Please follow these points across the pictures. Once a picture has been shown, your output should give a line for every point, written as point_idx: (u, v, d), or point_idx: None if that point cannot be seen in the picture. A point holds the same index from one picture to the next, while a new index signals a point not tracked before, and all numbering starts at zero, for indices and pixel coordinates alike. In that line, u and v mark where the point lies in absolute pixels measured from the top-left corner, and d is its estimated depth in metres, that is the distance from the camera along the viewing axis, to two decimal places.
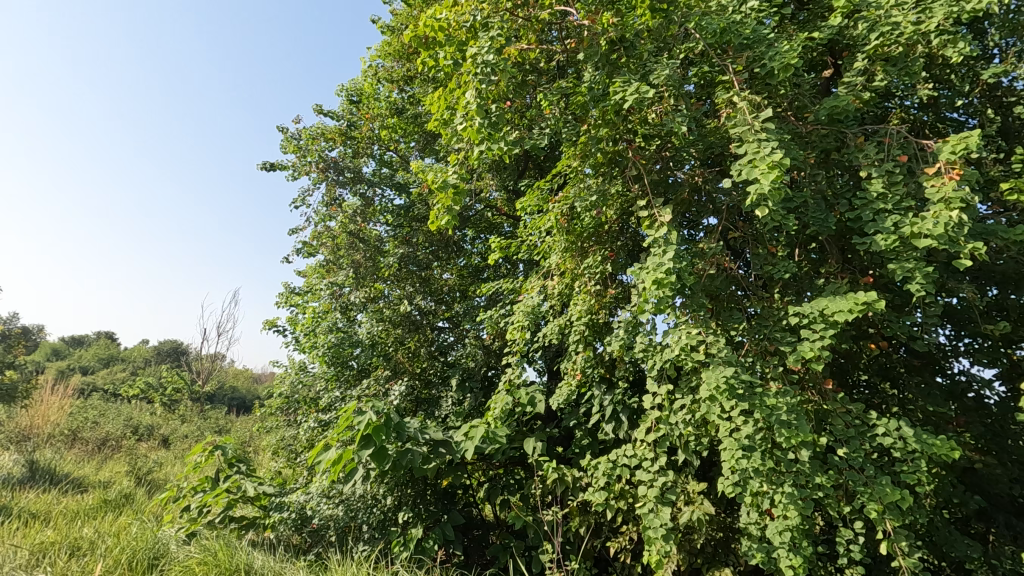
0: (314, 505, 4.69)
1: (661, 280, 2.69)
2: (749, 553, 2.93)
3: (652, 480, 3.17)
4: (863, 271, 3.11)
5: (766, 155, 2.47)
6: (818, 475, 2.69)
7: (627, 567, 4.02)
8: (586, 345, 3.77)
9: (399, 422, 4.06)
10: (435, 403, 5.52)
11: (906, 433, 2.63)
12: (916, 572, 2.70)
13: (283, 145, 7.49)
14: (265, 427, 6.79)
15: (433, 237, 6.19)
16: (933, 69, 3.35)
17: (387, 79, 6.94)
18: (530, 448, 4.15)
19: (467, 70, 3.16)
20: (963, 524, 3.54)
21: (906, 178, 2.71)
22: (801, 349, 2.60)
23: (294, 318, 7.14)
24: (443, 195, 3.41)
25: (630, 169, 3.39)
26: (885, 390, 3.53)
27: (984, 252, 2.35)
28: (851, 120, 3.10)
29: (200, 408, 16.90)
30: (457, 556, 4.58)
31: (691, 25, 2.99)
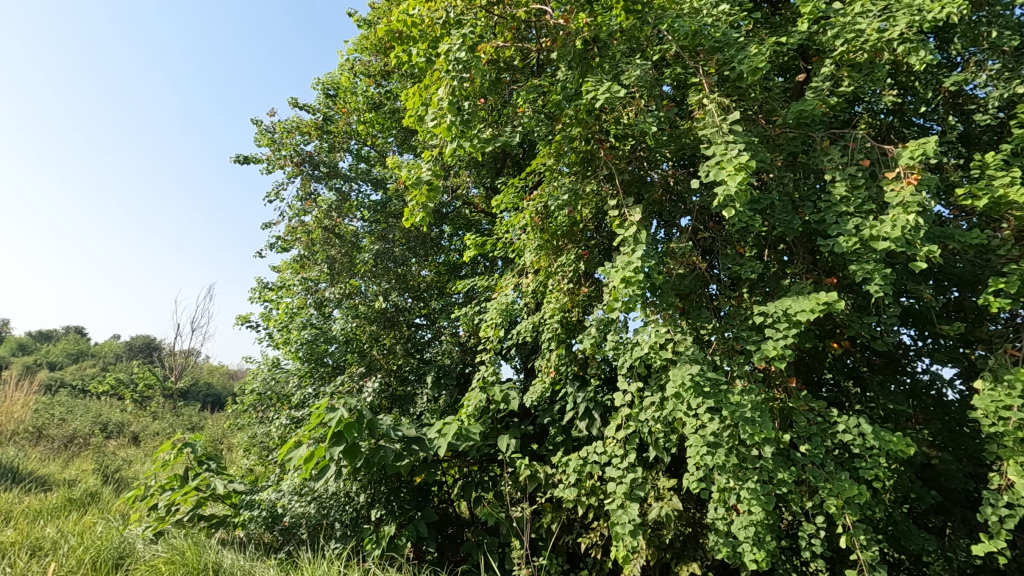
0: (285, 502, 4.64)
1: (630, 278, 2.73)
2: (714, 547, 2.98)
3: (621, 477, 3.21)
4: (828, 272, 3.19)
5: (733, 157, 2.52)
6: (781, 471, 2.76)
7: (598, 562, 4.06)
8: (559, 342, 3.80)
9: (372, 418, 4.04)
10: (410, 400, 5.49)
11: (865, 430, 2.70)
12: (874, 565, 2.78)
13: (257, 138, 7.38)
14: (237, 424, 6.69)
15: (410, 233, 6.13)
16: (899, 77, 3.52)
17: (364, 74, 6.87)
18: (504, 445, 4.16)
19: (440, 66, 3.16)
20: (921, 519, 3.65)
21: (868, 181, 2.79)
22: (765, 348, 2.66)
23: (267, 314, 7.04)
24: (417, 191, 3.40)
25: (602, 168, 3.43)
26: (849, 389, 3.62)
27: (939, 254, 2.44)
28: (818, 124, 3.18)
29: (173, 405, 16.54)
30: (429, 553, 4.57)
31: (663, 27, 3.02)
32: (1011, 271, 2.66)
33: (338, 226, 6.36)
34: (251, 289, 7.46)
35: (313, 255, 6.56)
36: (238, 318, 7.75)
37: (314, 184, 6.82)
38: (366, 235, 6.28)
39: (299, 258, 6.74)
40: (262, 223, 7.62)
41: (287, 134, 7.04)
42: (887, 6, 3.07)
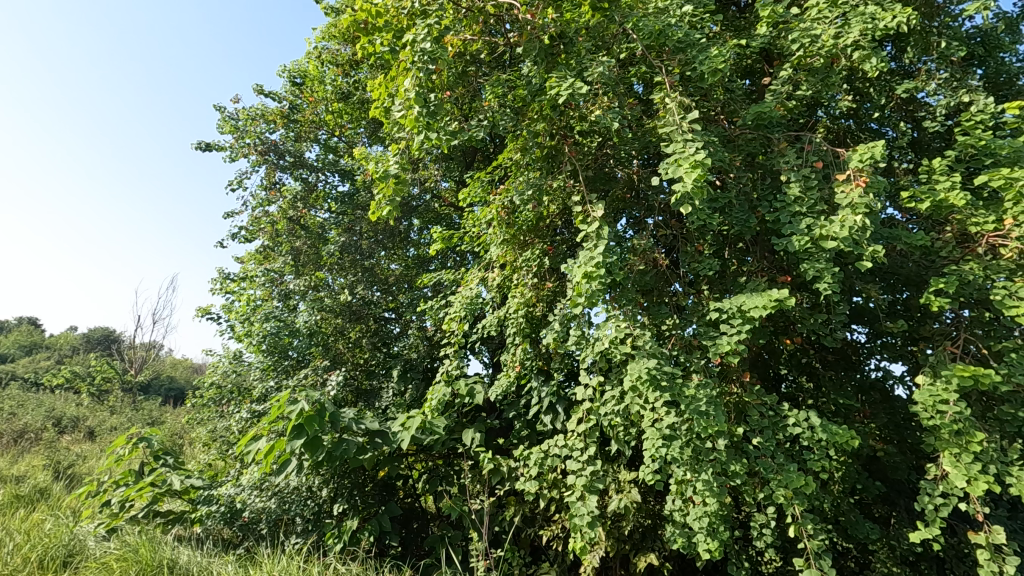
0: (245, 497, 4.55)
1: (592, 273, 2.76)
2: (670, 538, 3.04)
3: (581, 469, 3.24)
4: (783, 270, 3.29)
5: (691, 155, 2.57)
6: (733, 463, 2.84)
7: (559, 554, 4.10)
8: (524, 337, 3.82)
9: (334, 412, 3.99)
10: (376, 394, 5.44)
11: (814, 423, 2.80)
12: (820, 553, 2.89)
13: (219, 125, 7.20)
14: (196, 418, 6.52)
15: (378, 226, 6.12)
16: (854, 83, 3.68)
17: (331, 63, 6.58)
18: (468, 439, 4.17)
19: (405, 58, 3.10)
20: (868, 509, 3.77)
21: (820, 183, 2.88)
22: (719, 343, 2.73)
23: (229, 306, 6.87)
24: (383, 184, 3.33)
25: (567, 164, 3.47)
26: (803, 384, 3.73)
27: (883, 254, 2.55)
28: (776, 126, 3.26)
29: (132, 399, 16.04)
30: (393, 547, 4.54)
31: (628, 25, 3.06)
32: (950, 272, 2.79)
33: (304, 217, 6.49)
34: (212, 280, 7.29)
35: (277, 244, 6.60)
36: (199, 310, 7.56)
37: (279, 173, 6.75)
38: (332, 226, 6.30)
39: (262, 248, 6.74)
40: (224, 213, 7.45)
41: (251, 122, 6.93)
42: (843, 13, 3.16)
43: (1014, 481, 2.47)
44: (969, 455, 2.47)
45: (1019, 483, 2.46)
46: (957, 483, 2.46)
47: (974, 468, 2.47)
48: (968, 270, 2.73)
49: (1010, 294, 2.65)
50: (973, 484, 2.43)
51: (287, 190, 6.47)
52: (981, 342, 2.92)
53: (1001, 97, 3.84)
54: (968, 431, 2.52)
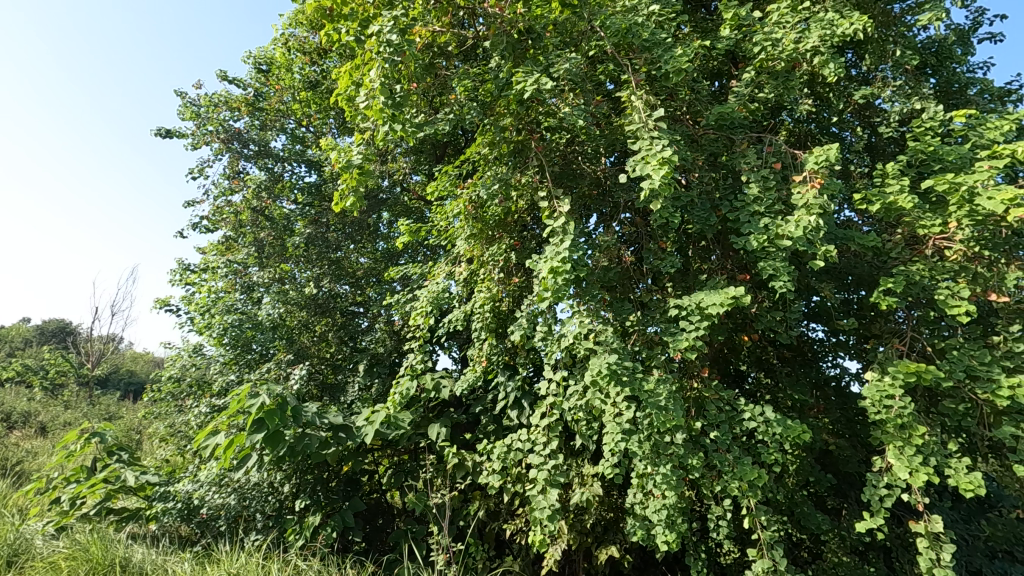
0: (203, 494, 4.43)
1: (555, 269, 2.77)
2: (630, 530, 3.09)
3: (544, 463, 3.26)
4: (742, 269, 3.37)
5: (657, 153, 2.59)
6: (691, 456, 2.90)
7: (523, 548, 4.11)
8: (490, 332, 3.81)
9: (297, 406, 3.91)
10: (341, 389, 5.35)
11: (768, 417, 2.88)
12: (772, 544, 2.98)
13: (181, 111, 6.99)
14: (154, 413, 6.32)
15: (346, 219, 6.05)
16: (815, 88, 3.78)
17: (298, 51, 6.37)
18: (434, 434, 4.14)
19: (371, 47, 3.04)
20: (821, 501, 3.90)
21: (778, 183, 2.96)
22: (678, 339, 2.78)
23: (190, 298, 6.68)
24: (346, 174, 3.27)
25: (533, 160, 3.49)
26: (760, 379, 3.83)
27: (836, 254, 2.64)
28: (739, 127, 3.34)
29: (88, 394, 15.45)
30: (356, 543, 4.48)
31: (596, 23, 3.08)
32: (898, 272, 2.90)
33: (269, 208, 6.38)
34: (172, 271, 7.08)
35: (241, 235, 6.55)
36: (157, 301, 7.35)
37: (243, 162, 6.63)
38: (299, 218, 6.28)
39: (225, 239, 6.68)
40: (185, 202, 7.25)
41: (214, 109, 6.77)
42: (803, 18, 3.24)
43: (952, 473, 2.59)
44: (911, 447, 2.58)
45: (957, 475, 2.58)
46: (899, 475, 2.57)
47: (916, 460, 2.58)
48: (915, 271, 2.84)
49: (953, 295, 2.77)
50: (915, 476, 2.54)
51: (251, 179, 6.35)
52: (926, 340, 3.04)
53: (951, 104, 3.92)
54: (912, 425, 2.63)
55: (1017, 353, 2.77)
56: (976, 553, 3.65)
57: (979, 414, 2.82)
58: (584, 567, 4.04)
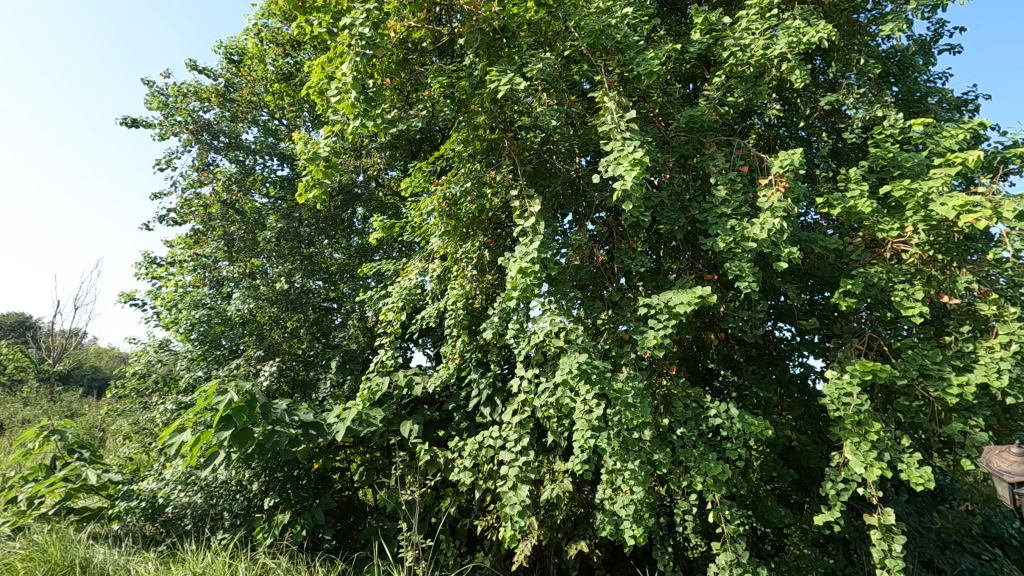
0: (167, 492, 4.33)
1: (526, 267, 2.79)
2: (600, 525, 3.14)
3: (514, 460, 3.28)
4: (711, 269, 3.44)
5: (627, 154, 2.63)
6: (658, 452, 2.95)
7: (494, 544, 4.13)
8: (462, 329, 3.81)
9: (266, 402, 3.85)
10: (312, 386, 5.27)
11: (733, 414, 2.96)
12: (735, 537, 3.06)
13: (147, 100, 6.81)
14: (117, 409, 6.14)
15: (319, 214, 5.98)
16: (783, 93, 3.88)
17: (271, 42, 6.25)
18: (406, 431, 4.12)
19: (343, 41, 3.00)
20: (784, 495, 4.00)
21: (745, 186, 3.03)
22: (646, 337, 2.83)
23: (156, 292, 6.51)
24: (315, 168, 3.21)
25: (506, 158, 3.51)
26: (727, 377, 3.92)
27: (798, 256, 2.72)
28: (708, 130, 3.41)
29: (48, 390, 14.97)
30: (326, 541, 4.44)
31: (570, 23, 3.11)
32: (858, 274, 3.00)
33: (239, 201, 6.28)
34: (138, 264, 6.89)
35: (210, 229, 6.42)
36: (122, 295, 7.16)
37: (213, 155, 6.50)
38: (271, 212, 6.19)
39: (193, 232, 6.54)
40: (152, 193, 7.06)
41: (182, 99, 6.63)
42: (771, 26, 3.33)
43: (905, 467, 2.70)
44: (867, 443, 2.68)
45: (909, 469, 2.69)
46: (855, 470, 2.67)
47: (871, 455, 2.68)
48: (873, 273, 2.95)
49: (908, 297, 2.88)
50: (870, 470, 2.65)
51: (221, 172, 6.23)
52: (883, 340, 3.16)
53: (912, 113, 4.08)
54: (868, 422, 2.73)
55: (966, 353, 2.90)
56: (929, 544, 3.81)
57: (931, 411, 2.94)
58: (554, 562, 4.09)
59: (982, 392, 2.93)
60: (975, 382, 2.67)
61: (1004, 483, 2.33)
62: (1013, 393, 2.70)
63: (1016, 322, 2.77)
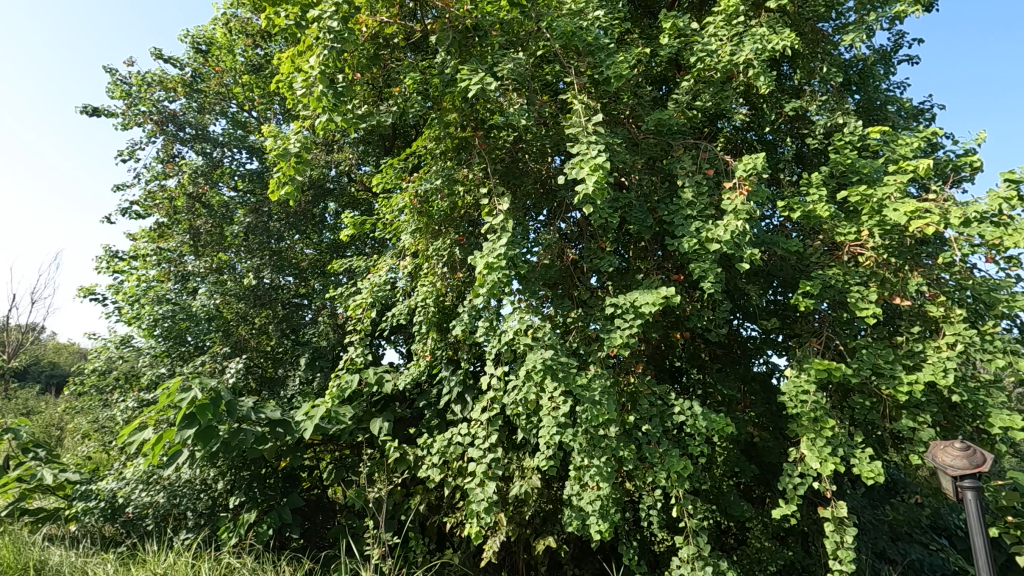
0: (128, 492, 4.22)
1: (495, 266, 2.81)
2: (567, 521, 3.18)
3: (483, 457, 3.29)
4: (678, 269, 3.51)
5: (594, 155, 2.67)
6: (623, 449, 3.01)
7: (463, 541, 4.15)
8: (432, 327, 3.81)
9: (231, 400, 3.77)
10: (281, 383, 5.20)
11: (696, 412, 3.03)
12: (698, 531, 3.14)
13: (109, 89, 6.61)
14: (75, 407, 5.96)
15: (289, 209, 5.90)
16: (750, 98, 3.98)
17: (240, 32, 6.12)
18: (376, 428, 4.10)
19: (312, 34, 2.96)
20: (747, 490, 4.12)
21: (711, 188, 3.11)
22: (613, 336, 2.88)
23: (118, 286, 6.33)
24: (283, 162, 3.16)
25: (477, 157, 3.52)
26: (693, 375, 4.01)
27: (759, 258, 2.80)
28: (677, 133, 3.48)
29: (4, 388, 14.41)
30: (293, 540, 4.39)
31: (543, 24, 3.14)
32: (817, 276, 3.10)
33: (206, 194, 6.14)
34: (98, 258, 6.69)
35: (176, 222, 6.26)
36: (81, 289, 6.95)
37: (178, 146, 6.36)
38: (239, 206, 6.08)
39: (158, 225, 6.37)
40: (114, 185, 6.85)
41: (146, 88, 6.45)
42: (737, 33, 3.41)
43: (856, 462, 2.81)
44: (822, 439, 2.78)
45: (861, 463, 2.80)
46: (811, 465, 2.77)
47: (826, 451, 2.78)
48: (830, 275, 3.06)
49: (863, 298, 3.00)
50: (825, 465, 2.75)
51: (187, 164, 6.09)
52: (840, 340, 3.27)
53: (872, 120, 4.23)
54: (823, 419, 2.83)
55: (916, 353, 3.03)
56: (882, 536, 3.96)
57: (883, 408, 3.07)
58: (523, 558, 4.13)
59: (930, 390, 3.07)
60: (923, 380, 2.79)
61: (948, 476, 2.45)
62: (958, 391, 2.83)
63: (962, 324, 2.91)
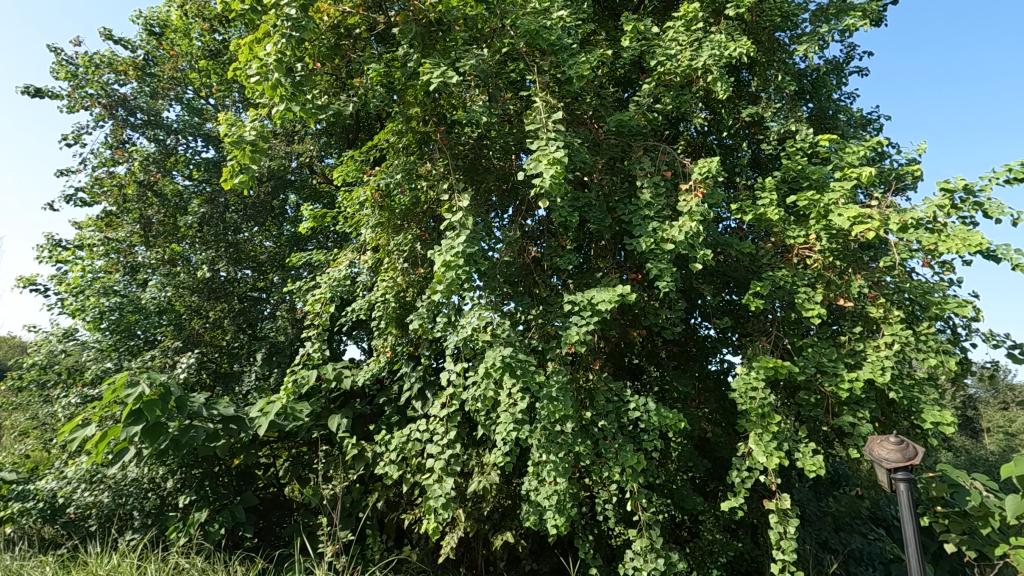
0: (70, 491, 4.06)
1: (454, 263, 2.81)
2: (524, 515, 3.22)
3: (441, 453, 3.27)
4: (636, 268, 3.58)
5: (553, 154, 2.70)
6: (579, 444, 3.05)
7: (421, 538, 4.13)
8: (392, 322, 3.79)
9: (182, 396, 3.64)
10: (236, 378, 5.07)
11: (650, 408, 3.10)
12: (651, 524, 3.21)
13: (54, 69, 6.28)
14: (11, 404, 5.65)
15: (247, 200, 5.75)
16: (709, 103, 4.08)
17: (197, 16, 5.91)
18: (334, 425, 4.03)
19: (269, 21, 2.89)
20: (700, 484, 4.23)
21: (668, 190, 3.18)
22: (570, 333, 2.92)
23: (61, 277, 6.03)
24: (238, 151, 3.06)
25: (439, 153, 3.50)
26: (650, 371, 4.10)
27: (712, 258, 2.88)
28: (637, 135, 3.54)
29: None
30: (247, 539, 4.28)
31: (506, 22, 3.15)
32: (767, 277, 3.22)
33: (159, 182, 5.91)
34: (40, 247, 6.36)
35: (125, 211, 6.00)
36: (20, 280, 6.59)
37: (128, 132, 6.11)
38: (194, 196, 5.89)
39: (105, 214, 6.09)
40: (58, 171, 6.52)
41: (94, 70, 6.17)
42: (696, 39, 3.50)
43: (800, 456, 2.94)
44: (768, 434, 2.89)
45: (804, 457, 2.93)
46: (758, 459, 2.88)
47: (772, 445, 2.89)
48: (779, 276, 3.18)
49: (810, 299, 3.13)
50: (770, 459, 2.86)
51: (138, 151, 5.86)
52: (788, 339, 3.40)
53: (823, 128, 4.40)
54: (769, 414, 2.94)
55: (857, 352, 3.18)
56: (825, 527, 4.14)
57: (826, 405, 3.22)
58: (481, 554, 4.14)
59: (869, 388, 3.23)
60: (863, 378, 2.94)
61: (883, 469, 2.57)
62: (895, 388, 2.99)
63: (899, 324, 3.07)
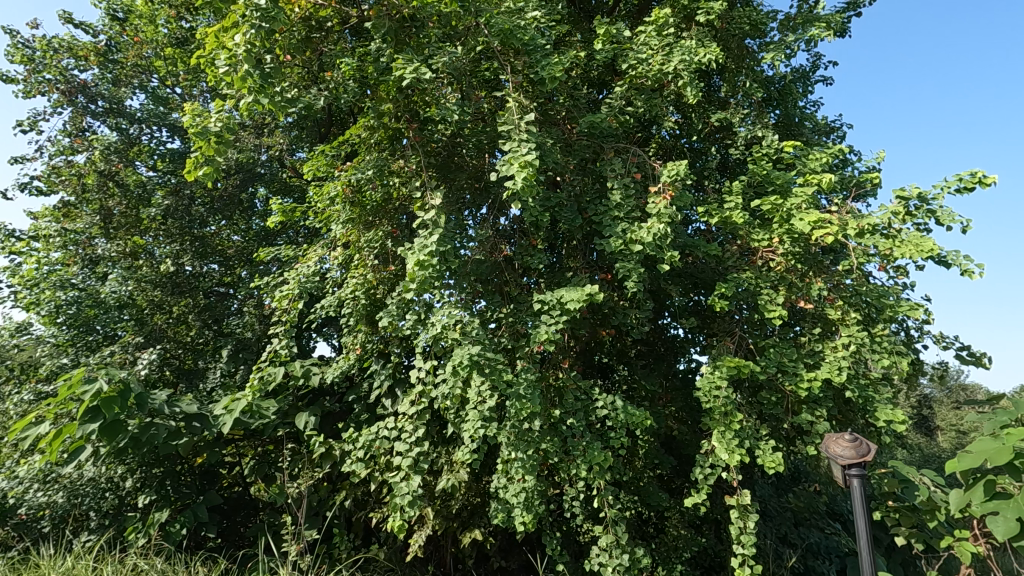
0: (21, 491, 3.97)
1: (424, 261, 2.80)
2: (492, 513, 3.23)
3: (410, 451, 3.25)
4: (605, 268, 3.62)
5: (524, 153, 2.72)
6: (547, 441, 3.08)
7: (389, 536, 4.11)
8: (362, 319, 3.75)
9: (143, 393, 3.53)
10: (200, 375, 4.96)
11: (618, 405, 3.15)
12: (617, 520, 3.26)
13: (8, 52, 6.02)
14: None
15: (214, 193, 5.62)
16: (680, 107, 4.15)
17: (163, 2, 5.74)
18: (301, 423, 3.97)
19: (237, 10, 2.82)
20: (667, 480, 4.31)
21: (638, 191, 3.23)
22: (539, 332, 2.94)
23: (14, 269, 5.79)
24: (203, 142, 2.97)
25: (412, 149, 3.48)
26: (618, 371, 4.16)
27: (679, 260, 2.93)
28: (608, 136, 3.58)
29: None
30: (209, 540, 4.19)
31: (480, 20, 3.15)
32: (732, 279, 3.30)
33: (121, 172, 5.72)
34: None
35: (84, 201, 5.78)
36: None
37: (89, 119, 5.90)
38: (157, 187, 5.73)
39: (62, 204, 5.86)
40: (11, 158, 6.26)
41: (52, 54, 5.93)
42: (668, 43, 3.56)
43: (761, 453, 3.02)
44: (731, 431, 2.96)
45: (765, 454, 3.02)
46: (720, 456, 2.95)
47: (733, 442, 2.97)
48: (743, 278, 3.26)
49: (772, 301, 3.22)
50: (732, 456, 2.94)
51: (98, 139, 5.66)
52: (751, 339, 3.49)
53: (789, 135, 4.52)
54: (732, 413, 3.02)
55: (816, 352, 3.28)
56: (785, 522, 4.27)
57: (786, 404, 3.32)
58: (450, 552, 4.15)
59: (827, 387, 3.34)
60: (821, 377, 3.03)
61: (838, 465, 2.66)
62: (851, 388, 3.10)
63: (856, 326, 3.18)
